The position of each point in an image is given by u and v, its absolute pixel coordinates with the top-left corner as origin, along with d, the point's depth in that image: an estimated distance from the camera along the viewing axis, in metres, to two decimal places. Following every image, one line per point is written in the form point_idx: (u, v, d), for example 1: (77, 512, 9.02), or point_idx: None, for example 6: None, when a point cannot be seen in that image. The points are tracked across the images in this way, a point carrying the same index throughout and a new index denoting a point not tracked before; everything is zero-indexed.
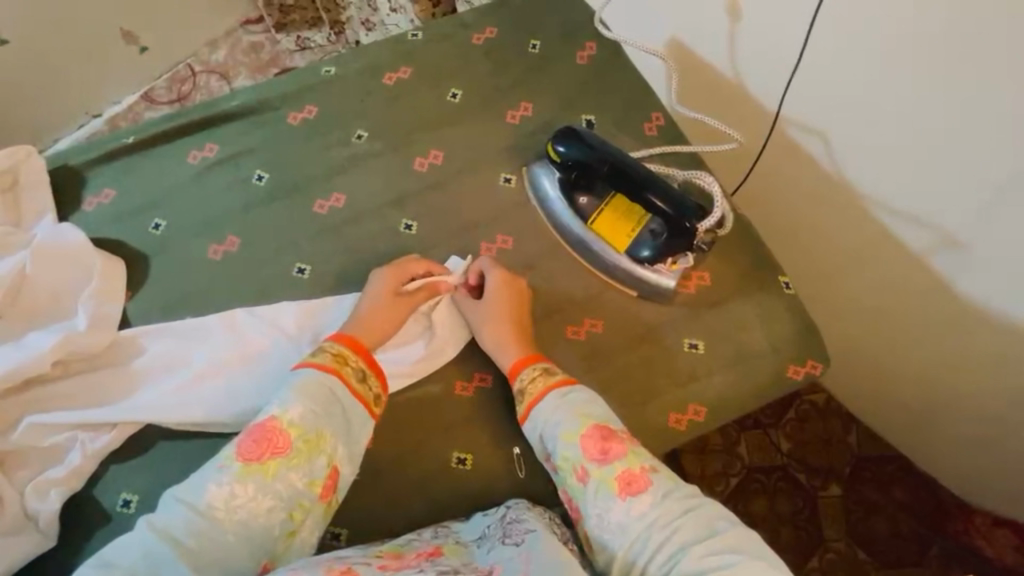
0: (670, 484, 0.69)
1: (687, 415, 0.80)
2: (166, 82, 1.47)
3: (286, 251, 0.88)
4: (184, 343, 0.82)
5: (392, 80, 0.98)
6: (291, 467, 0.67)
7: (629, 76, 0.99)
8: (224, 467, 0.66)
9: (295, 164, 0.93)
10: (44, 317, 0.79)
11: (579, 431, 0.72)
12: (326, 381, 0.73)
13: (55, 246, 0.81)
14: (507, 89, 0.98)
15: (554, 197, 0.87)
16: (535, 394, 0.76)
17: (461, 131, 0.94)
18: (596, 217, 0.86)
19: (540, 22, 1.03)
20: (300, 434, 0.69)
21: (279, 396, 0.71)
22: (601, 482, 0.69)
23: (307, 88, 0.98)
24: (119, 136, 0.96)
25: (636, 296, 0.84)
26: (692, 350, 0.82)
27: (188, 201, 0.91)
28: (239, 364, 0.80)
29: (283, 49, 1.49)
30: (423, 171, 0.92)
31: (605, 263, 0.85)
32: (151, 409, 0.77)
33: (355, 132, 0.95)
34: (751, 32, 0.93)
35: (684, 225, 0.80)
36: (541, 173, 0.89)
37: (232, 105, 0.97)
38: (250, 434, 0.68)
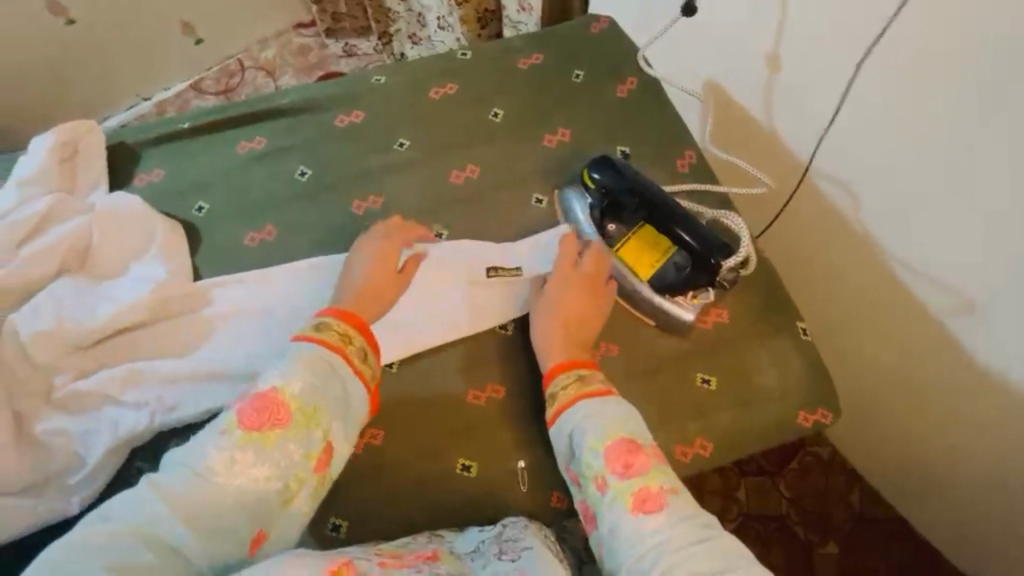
0: (687, 509, 0.67)
1: (691, 450, 0.75)
2: (215, 74, 1.53)
3: (318, 245, 0.90)
4: (218, 310, 0.84)
5: (437, 95, 1.03)
6: (290, 437, 0.68)
7: (666, 112, 1.02)
8: (225, 432, 0.66)
9: (338, 162, 0.97)
10: (88, 283, 0.82)
11: (605, 442, 0.70)
12: (327, 358, 0.73)
13: (115, 211, 0.87)
14: (548, 113, 1.01)
15: (583, 222, 0.87)
16: (566, 400, 0.74)
17: (498, 148, 0.97)
18: (622, 243, 0.83)
19: (585, 55, 1.08)
20: (300, 407, 0.69)
21: (279, 367, 0.71)
22: (618, 494, 0.68)
23: (357, 94, 1.03)
24: (175, 121, 1.01)
25: (654, 325, 0.81)
26: (704, 386, 0.78)
27: (231, 188, 0.95)
28: (276, 328, 0.84)
29: (330, 54, 1.58)
30: (459, 183, 0.95)
31: (626, 291, 0.82)
32: (204, 359, 0.81)
33: (398, 141, 0.98)
34: (790, 84, 0.96)
35: (709, 262, 0.79)
36: (572, 197, 0.90)
37: (285, 102, 1.02)
38: (250, 401, 0.68)
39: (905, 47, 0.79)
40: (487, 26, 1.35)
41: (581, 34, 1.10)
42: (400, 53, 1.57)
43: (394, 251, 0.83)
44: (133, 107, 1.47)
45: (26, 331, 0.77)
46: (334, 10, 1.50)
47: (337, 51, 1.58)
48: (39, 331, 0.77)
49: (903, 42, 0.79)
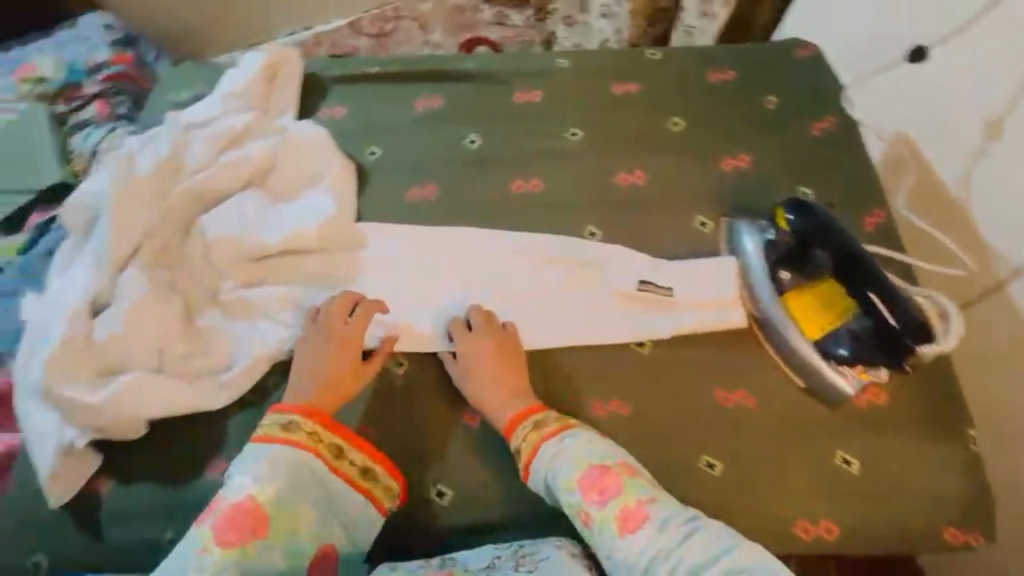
0: (670, 510, 0.65)
1: (816, 528, 0.71)
2: (371, 16, 1.59)
3: (474, 215, 0.92)
4: (383, 256, 0.87)
5: (619, 91, 1.01)
6: (275, 541, 0.67)
7: (861, 161, 0.93)
8: (203, 553, 0.64)
9: (508, 137, 0.97)
10: (272, 200, 0.89)
11: (575, 476, 0.68)
12: (300, 460, 0.71)
13: (304, 137, 0.92)
14: (730, 135, 0.96)
15: (755, 261, 0.80)
16: (528, 450, 0.72)
17: (670, 160, 0.94)
18: (794, 296, 0.77)
19: (782, 83, 1.01)
20: (277, 512, 0.68)
21: (244, 475, 0.68)
22: (603, 521, 0.66)
23: (540, 75, 1.03)
24: (367, 65, 1.06)
25: (803, 386, 0.76)
26: (846, 466, 0.72)
27: (404, 141, 0.98)
28: (424, 283, 0.85)
29: (482, 19, 1.57)
30: (623, 186, 0.92)
31: (786, 345, 0.76)
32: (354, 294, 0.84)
33: (570, 130, 0.97)
34: None
35: (899, 343, 0.70)
36: (745, 231, 0.83)
37: (470, 68, 1.04)
38: (222, 517, 0.66)
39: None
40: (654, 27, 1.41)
41: (781, 61, 1.04)
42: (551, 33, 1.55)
43: (344, 319, 0.78)
44: (295, 33, 1.60)
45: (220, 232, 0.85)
46: None
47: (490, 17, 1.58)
48: (228, 235, 0.84)
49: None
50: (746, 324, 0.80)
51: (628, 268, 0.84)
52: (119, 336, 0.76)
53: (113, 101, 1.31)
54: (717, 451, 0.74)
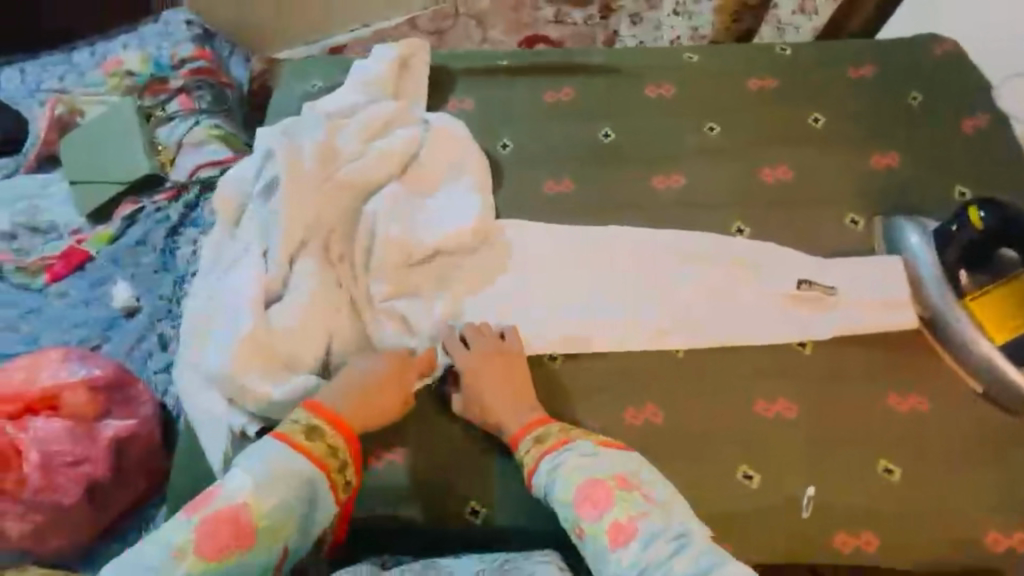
0: (662, 523, 0.61)
1: (1008, 538, 0.68)
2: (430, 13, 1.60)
3: (617, 210, 0.90)
4: (533, 252, 0.87)
5: (756, 86, 0.98)
6: (254, 554, 0.59)
7: (1019, 160, 0.90)
8: (177, 557, 0.57)
9: (644, 131, 0.95)
10: (417, 190, 0.89)
11: (572, 491, 0.65)
12: (305, 470, 0.64)
13: (448, 132, 0.93)
14: (877, 131, 0.93)
15: (928, 262, 0.78)
16: (531, 463, 0.70)
17: (817, 157, 0.91)
18: (978, 298, 0.75)
19: (925, 78, 0.98)
20: (268, 525, 0.60)
21: (240, 475, 0.62)
22: (596, 535, 0.62)
23: (670, 68, 1.01)
24: (494, 56, 1.05)
25: (980, 392, 0.74)
26: None
27: (537, 134, 0.97)
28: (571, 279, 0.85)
29: (542, 17, 1.59)
30: (769, 182, 0.90)
31: (966, 349, 0.74)
32: (503, 289, 0.84)
33: (707, 124, 0.95)
34: None
35: None
36: (908, 231, 0.81)
37: (597, 61, 1.03)
38: (207, 520, 0.59)
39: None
40: (742, 20, 1.32)
41: (920, 55, 1.00)
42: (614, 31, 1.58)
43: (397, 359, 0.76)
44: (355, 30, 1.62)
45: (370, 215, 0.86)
46: None
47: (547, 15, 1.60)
48: (379, 226, 0.85)
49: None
50: (916, 327, 0.78)
51: (782, 268, 0.82)
52: (287, 325, 0.77)
53: (195, 94, 1.33)
54: (894, 455, 0.72)
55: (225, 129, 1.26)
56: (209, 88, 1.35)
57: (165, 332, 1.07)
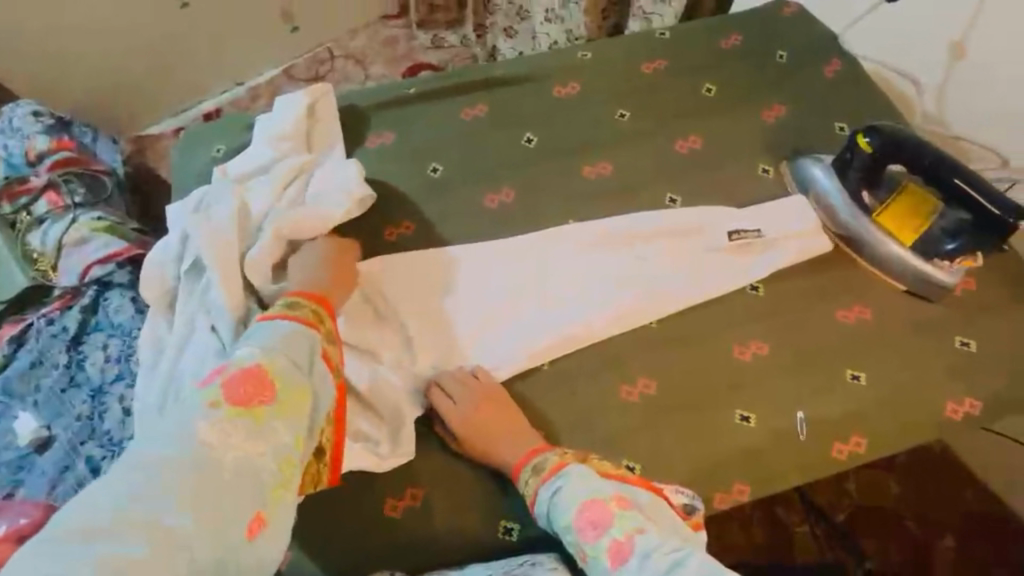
0: (659, 539, 0.61)
1: (963, 407, 0.79)
2: (305, 62, 1.59)
3: (562, 208, 0.94)
4: (495, 267, 0.88)
5: (650, 69, 1.06)
6: (280, 416, 0.56)
7: (873, 95, 1.05)
8: (210, 408, 0.54)
9: (563, 129, 1.00)
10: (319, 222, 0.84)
11: (572, 515, 0.66)
12: (305, 332, 0.63)
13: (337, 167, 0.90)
14: (760, 91, 1.04)
15: (834, 190, 0.87)
16: (532, 494, 0.71)
17: (720, 121, 1.00)
18: (882, 211, 0.85)
19: (783, 39, 1.11)
20: (285, 386, 0.58)
21: (251, 345, 0.60)
22: (596, 558, 0.63)
23: (570, 68, 1.06)
24: (400, 87, 1.05)
25: (905, 291, 0.84)
26: (965, 348, 0.81)
27: (464, 152, 0.99)
28: (532, 283, 0.87)
29: (418, 45, 1.64)
30: (684, 153, 0.97)
31: (886, 257, 0.84)
32: (470, 310, 0.84)
33: (617, 112, 1.01)
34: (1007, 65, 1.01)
35: (999, 222, 0.77)
36: (814, 168, 0.90)
37: (502, 72, 1.06)
38: (230, 378, 0.56)
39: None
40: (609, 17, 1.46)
41: (774, 19, 1.14)
42: (491, 46, 1.60)
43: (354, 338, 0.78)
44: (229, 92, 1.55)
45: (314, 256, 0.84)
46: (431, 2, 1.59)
47: (426, 42, 1.64)
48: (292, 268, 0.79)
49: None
50: (839, 250, 0.87)
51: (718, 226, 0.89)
52: None
53: (64, 188, 1.17)
54: (859, 363, 0.80)
55: (110, 220, 1.12)
56: (79, 179, 1.20)
57: (90, 454, 0.92)
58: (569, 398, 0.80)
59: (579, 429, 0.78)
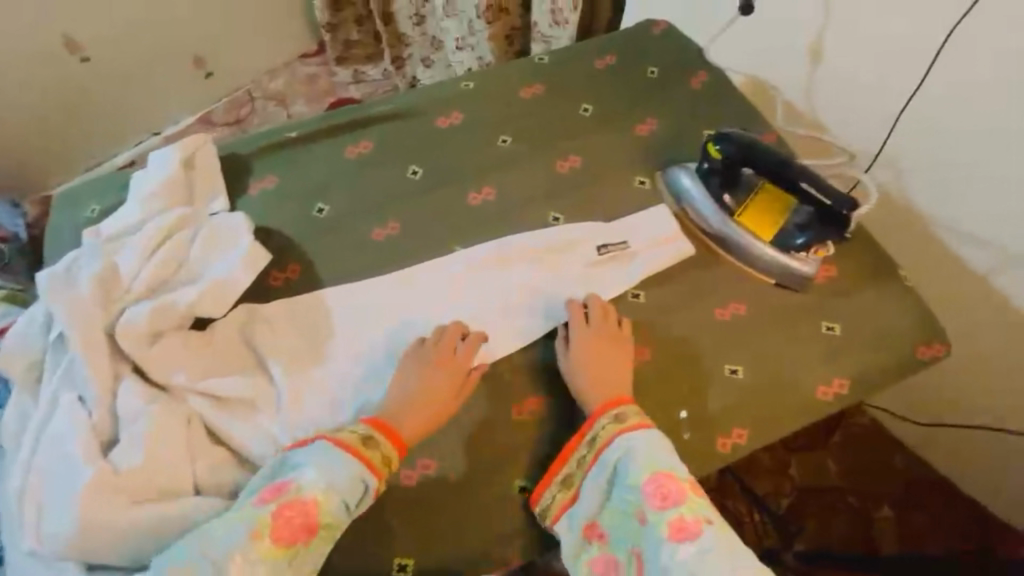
0: (717, 542, 0.67)
1: (832, 388, 0.83)
2: (224, 106, 1.83)
3: (450, 235, 0.96)
4: (386, 302, 0.89)
5: (528, 94, 1.11)
6: (307, 556, 0.68)
7: (740, 100, 1.11)
8: (253, 537, 0.65)
9: (448, 159, 1.03)
10: (202, 287, 0.81)
11: (643, 477, 0.71)
12: (362, 476, 0.71)
13: (221, 224, 0.86)
14: (634, 106, 1.09)
15: (699, 195, 0.92)
16: (607, 438, 0.75)
17: (597, 138, 1.05)
18: (743, 211, 0.91)
19: (653, 55, 1.17)
20: (325, 523, 0.68)
21: (312, 475, 0.69)
22: (654, 525, 0.69)
23: (453, 99, 1.10)
24: (283, 131, 1.06)
25: (774, 283, 0.89)
26: (832, 332, 0.86)
27: (350, 189, 1.00)
28: (415, 314, 0.88)
29: (340, 81, 1.90)
30: (564, 172, 1.01)
31: (750, 254, 0.89)
32: (354, 347, 0.85)
33: (500, 137, 1.05)
34: (849, 62, 1.12)
35: (840, 214, 0.83)
36: (682, 175, 0.95)
37: (386, 109, 1.08)
38: (279, 507, 0.67)
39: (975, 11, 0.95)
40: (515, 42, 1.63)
41: (646, 37, 1.21)
42: (412, 76, 1.85)
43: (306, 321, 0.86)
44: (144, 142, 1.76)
45: (190, 312, 0.80)
46: (346, 38, 1.83)
47: (347, 78, 1.90)
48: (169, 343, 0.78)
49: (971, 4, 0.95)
50: (711, 252, 0.91)
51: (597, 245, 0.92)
52: (145, 463, 0.69)
53: None
54: (735, 358, 0.84)
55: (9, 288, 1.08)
56: None
57: None
58: (465, 424, 0.81)
59: (478, 453, 0.79)
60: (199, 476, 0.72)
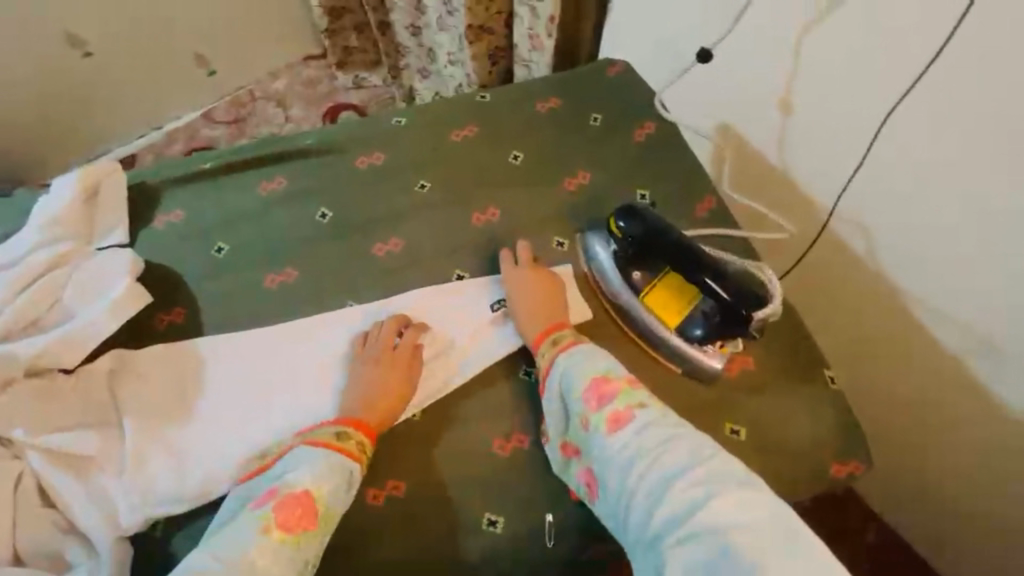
0: (656, 417, 0.71)
1: None
2: (226, 104, 1.69)
3: (345, 288, 0.90)
4: (261, 361, 0.85)
5: (458, 136, 1.04)
6: (313, 546, 0.66)
7: (685, 156, 1.02)
8: (263, 531, 0.64)
9: (361, 203, 0.98)
10: (64, 331, 0.80)
11: (580, 386, 0.75)
12: (349, 466, 0.72)
13: (102, 266, 0.86)
14: (568, 156, 1.02)
15: (607, 268, 0.86)
16: (546, 364, 0.79)
17: (520, 191, 0.98)
18: (649, 291, 0.84)
19: (601, 99, 1.09)
20: (324, 513, 0.68)
21: (308, 470, 0.70)
22: (597, 423, 0.72)
23: (378, 137, 1.04)
24: (197, 161, 1.02)
25: (678, 371, 0.82)
26: (734, 436, 0.78)
27: (252, 230, 0.95)
28: (288, 376, 0.84)
29: (340, 86, 1.74)
30: (480, 226, 0.95)
31: (651, 338, 0.83)
32: (218, 408, 0.81)
33: (418, 183, 0.99)
34: (817, 120, 1.00)
35: (740, 313, 0.77)
36: (596, 242, 0.89)
37: (306, 143, 1.03)
38: (281, 504, 0.67)
39: (933, 84, 0.84)
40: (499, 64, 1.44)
41: (599, 77, 1.12)
42: (410, 86, 1.69)
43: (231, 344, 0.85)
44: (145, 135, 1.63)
45: (43, 359, 0.77)
46: (345, 44, 1.69)
47: (347, 83, 1.74)
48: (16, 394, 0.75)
49: (931, 77, 0.84)
50: (613, 331, 0.85)
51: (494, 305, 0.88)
52: None
53: None
54: None
55: None
56: None
57: None
58: None
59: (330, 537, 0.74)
60: (18, 543, 0.69)
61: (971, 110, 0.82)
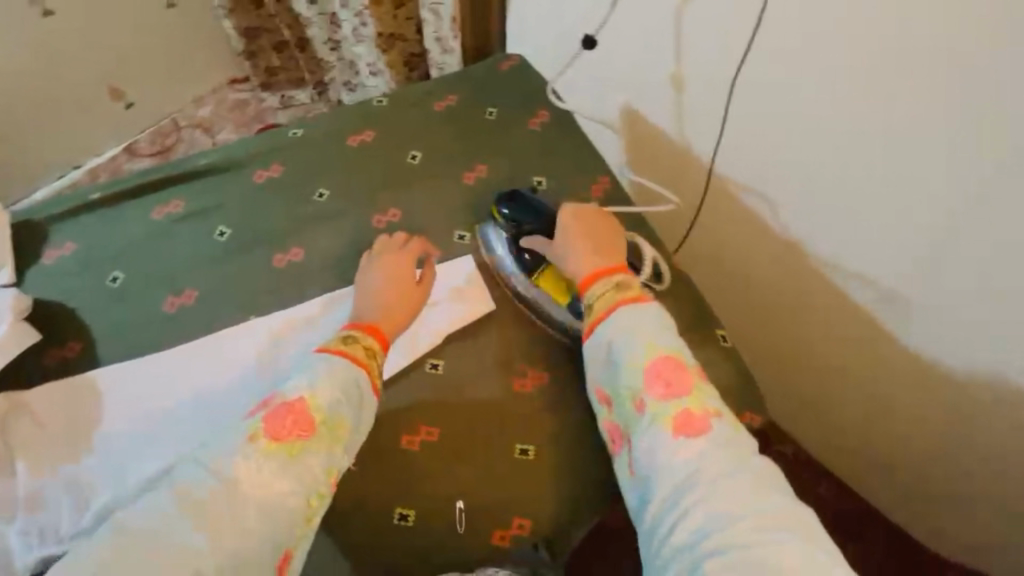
0: (729, 439, 0.67)
1: None
2: (150, 136, 1.64)
3: (247, 303, 0.89)
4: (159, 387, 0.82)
5: (355, 142, 1.04)
6: (313, 453, 0.68)
7: (580, 141, 1.06)
8: (251, 439, 0.67)
9: (260, 218, 0.97)
10: None
11: (647, 359, 0.73)
12: (354, 371, 0.75)
13: None
14: (464, 151, 1.03)
15: (503, 256, 0.92)
16: (603, 309, 0.80)
17: (420, 191, 0.99)
18: (541, 273, 0.90)
19: (495, 93, 1.11)
20: (324, 420, 0.70)
21: (306, 378, 0.72)
22: (656, 416, 0.70)
23: (276, 150, 1.03)
24: (86, 193, 0.99)
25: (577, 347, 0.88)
26: None
27: (149, 255, 0.93)
28: (191, 397, 0.82)
29: (268, 107, 1.69)
30: (381, 228, 0.96)
31: (549, 316, 0.89)
32: (117, 440, 0.79)
33: (316, 192, 0.99)
34: (700, 94, 1.02)
35: None
36: (492, 233, 0.94)
37: (200, 163, 1.01)
38: (275, 410, 0.69)
39: (789, 47, 0.86)
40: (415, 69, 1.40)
41: (495, 73, 1.14)
42: (337, 100, 1.62)
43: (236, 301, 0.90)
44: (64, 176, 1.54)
45: None
46: (267, 65, 1.61)
47: (275, 103, 1.68)
48: None
49: (787, 40, 0.85)
50: (517, 314, 0.91)
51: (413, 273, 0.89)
52: None
53: None
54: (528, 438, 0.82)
55: None
56: None
57: None
58: None
59: None
60: None
61: (828, 69, 0.83)
